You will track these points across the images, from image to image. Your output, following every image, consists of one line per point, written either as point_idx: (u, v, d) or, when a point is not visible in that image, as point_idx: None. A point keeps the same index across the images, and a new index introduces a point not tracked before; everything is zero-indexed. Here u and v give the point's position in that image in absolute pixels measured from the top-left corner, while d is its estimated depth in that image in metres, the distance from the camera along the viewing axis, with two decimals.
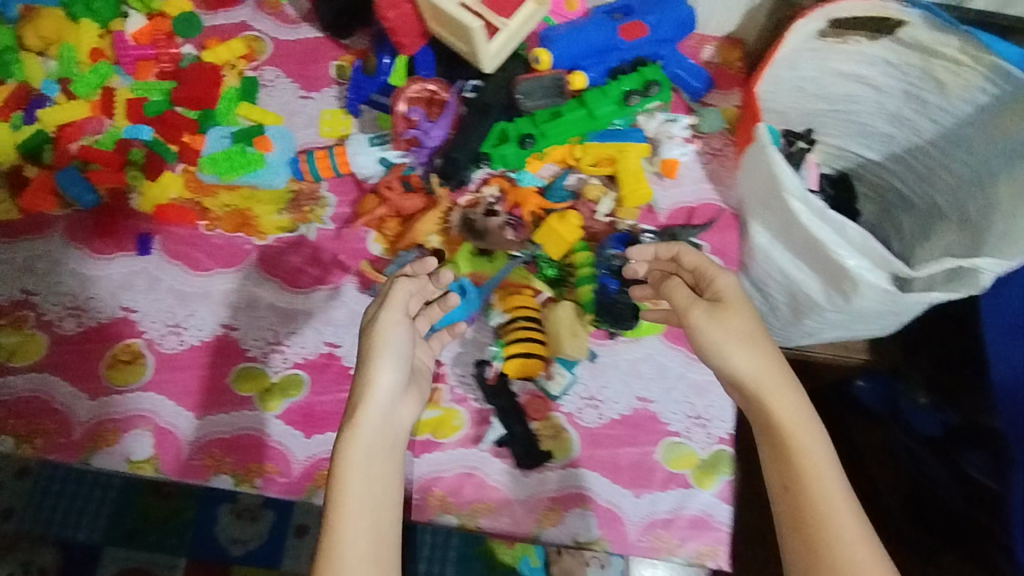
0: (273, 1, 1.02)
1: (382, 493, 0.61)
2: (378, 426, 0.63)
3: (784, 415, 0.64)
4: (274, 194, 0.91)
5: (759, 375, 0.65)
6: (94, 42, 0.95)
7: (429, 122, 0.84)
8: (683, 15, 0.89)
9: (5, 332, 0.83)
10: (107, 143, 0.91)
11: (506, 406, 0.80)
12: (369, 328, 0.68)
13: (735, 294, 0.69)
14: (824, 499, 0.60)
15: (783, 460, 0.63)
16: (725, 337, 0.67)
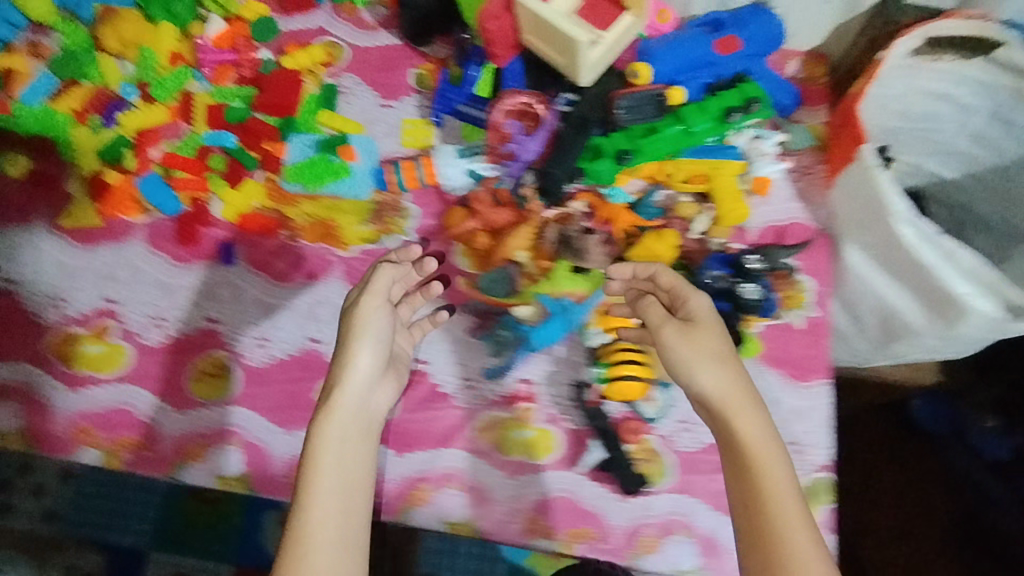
0: (349, 5, 1.00)
1: (352, 476, 0.64)
2: (353, 410, 0.67)
3: (747, 432, 0.64)
4: (356, 204, 0.89)
5: (725, 393, 0.65)
6: (172, 45, 0.92)
7: (524, 135, 0.82)
8: (772, 29, 0.86)
9: (89, 341, 0.82)
10: (187, 149, 0.89)
11: (602, 429, 0.78)
12: (350, 312, 0.72)
13: (708, 312, 0.69)
14: (779, 511, 0.60)
15: (741, 476, 0.63)
16: (694, 355, 0.66)
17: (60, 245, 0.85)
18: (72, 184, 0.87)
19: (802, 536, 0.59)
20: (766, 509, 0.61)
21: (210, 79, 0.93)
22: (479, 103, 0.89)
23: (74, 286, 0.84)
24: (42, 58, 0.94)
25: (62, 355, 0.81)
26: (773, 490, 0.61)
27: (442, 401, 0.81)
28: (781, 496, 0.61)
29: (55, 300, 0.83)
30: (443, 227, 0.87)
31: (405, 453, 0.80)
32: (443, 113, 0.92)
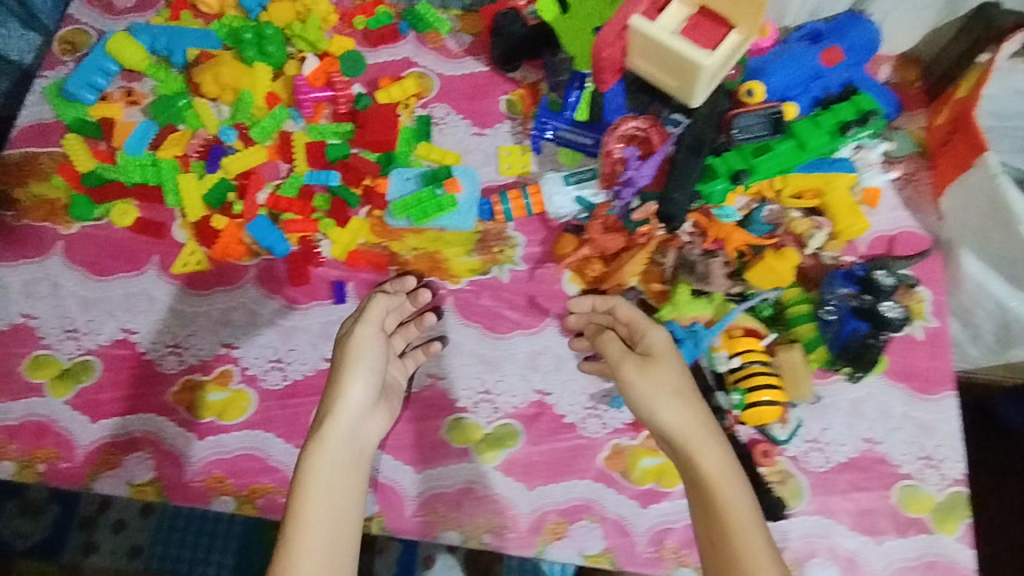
0: (434, 34, 1.00)
1: (338, 506, 0.65)
2: (344, 439, 0.69)
3: (707, 464, 0.65)
4: (460, 235, 0.88)
5: (684, 427, 0.67)
6: (267, 87, 0.93)
7: (638, 160, 0.82)
8: (870, 33, 0.84)
9: (212, 389, 0.81)
10: (289, 189, 0.89)
11: (740, 455, 0.77)
12: (343, 343, 0.75)
13: (664, 346, 0.72)
14: (742, 539, 0.61)
15: (705, 508, 0.64)
16: (653, 391, 0.68)
17: (175, 291, 0.85)
18: (181, 231, 0.88)
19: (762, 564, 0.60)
20: (730, 540, 0.62)
21: (306, 118, 0.93)
22: (580, 129, 0.88)
23: (192, 332, 0.84)
24: (137, 105, 0.95)
25: (187, 403, 0.81)
26: (735, 519, 0.62)
27: (568, 431, 0.81)
28: (744, 523, 0.62)
29: (175, 349, 0.83)
30: (552, 254, 0.86)
31: (537, 487, 0.79)
32: (543, 140, 0.91)
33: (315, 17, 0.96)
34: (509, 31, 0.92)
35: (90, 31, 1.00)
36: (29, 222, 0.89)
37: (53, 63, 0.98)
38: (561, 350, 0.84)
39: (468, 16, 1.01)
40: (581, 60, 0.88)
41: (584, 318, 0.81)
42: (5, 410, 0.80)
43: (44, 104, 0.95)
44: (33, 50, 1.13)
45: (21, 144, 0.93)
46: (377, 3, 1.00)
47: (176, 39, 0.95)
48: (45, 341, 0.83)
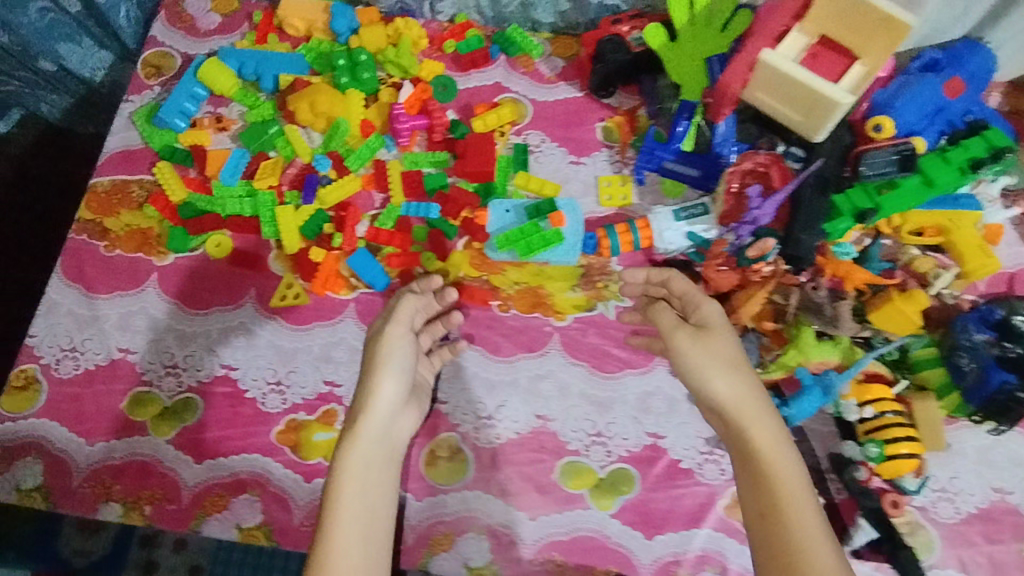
0: (526, 59, 0.98)
1: (372, 500, 0.66)
2: (378, 437, 0.70)
3: (761, 439, 0.64)
4: (563, 270, 0.86)
5: (738, 400, 0.66)
6: (361, 114, 0.91)
7: (761, 197, 0.79)
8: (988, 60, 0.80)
9: (316, 429, 0.79)
10: (386, 220, 0.87)
11: (872, 509, 0.71)
12: (376, 340, 0.75)
13: (719, 320, 0.71)
14: (796, 514, 0.60)
15: (756, 482, 0.63)
16: (708, 360, 0.68)
17: (274, 326, 0.84)
18: (277, 263, 0.86)
19: (819, 544, 0.58)
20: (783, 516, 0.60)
21: (399, 146, 0.91)
22: (688, 160, 0.86)
23: (293, 369, 0.82)
24: (227, 131, 0.93)
25: (292, 444, 0.79)
26: (787, 495, 0.61)
27: (686, 477, 0.78)
28: (798, 501, 0.60)
29: (277, 387, 0.81)
30: None
31: (656, 536, 0.76)
32: (645, 171, 0.88)
33: (405, 41, 0.94)
34: (610, 58, 0.90)
35: (174, 54, 0.98)
36: (123, 252, 0.87)
37: (139, 88, 0.96)
38: (672, 391, 0.81)
39: (560, 40, 0.98)
40: (688, 89, 0.86)
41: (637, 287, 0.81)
42: (108, 448, 0.78)
43: (132, 130, 0.94)
44: (103, 68, 1.14)
45: (110, 171, 0.91)
46: (469, 26, 0.98)
47: (265, 63, 0.93)
48: (144, 377, 0.81)
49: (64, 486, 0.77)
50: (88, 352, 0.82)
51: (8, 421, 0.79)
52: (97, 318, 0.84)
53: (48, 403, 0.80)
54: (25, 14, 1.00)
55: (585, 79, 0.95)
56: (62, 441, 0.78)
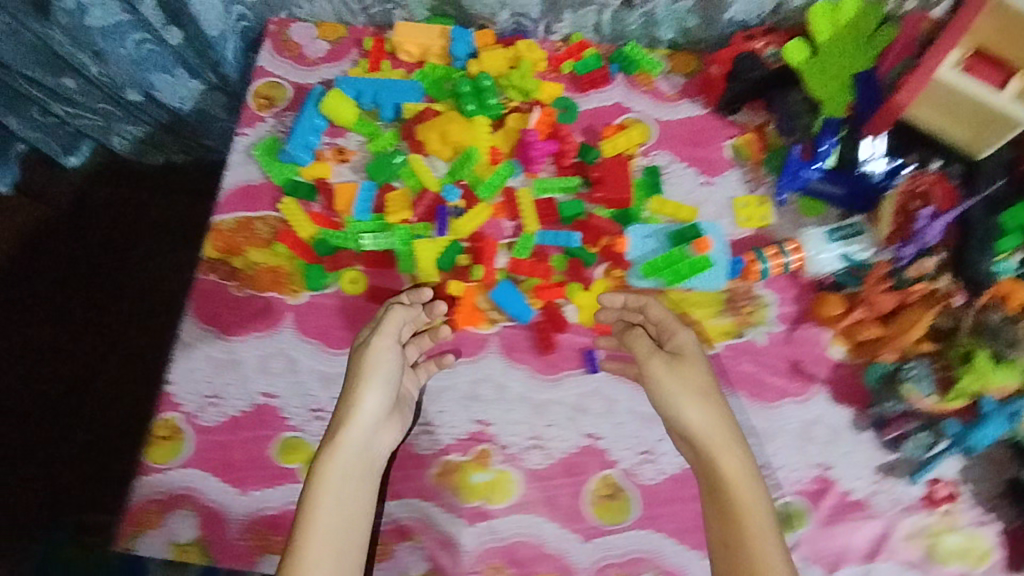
0: (645, 76, 0.95)
1: (348, 523, 0.68)
2: (354, 453, 0.70)
3: (731, 468, 0.68)
4: (708, 296, 0.83)
5: (709, 430, 0.70)
6: (489, 141, 0.88)
7: (931, 215, 0.78)
8: None
9: (472, 470, 0.77)
10: (522, 250, 0.85)
11: None
12: (359, 352, 0.74)
13: (693, 348, 0.74)
14: (760, 544, 0.65)
15: (721, 509, 0.68)
16: (680, 390, 0.71)
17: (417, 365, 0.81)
18: None
19: (774, 566, 0.64)
20: (744, 541, 0.65)
21: (526, 172, 0.89)
22: (833, 179, 0.84)
23: (441, 409, 0.80)
24: (348, 162, 0.90)
25: (450, 486, 0.77)
26: (752, 524, 0.66)
27: (859, 509, 0.76)
28: (760, 526, 0.66)
29: (427, 428, 0.79)
30: (810, 313, 0.82)
31: (835, 571, 0.75)
32: (787, 190, 0.86)
33: (526, 63, 0.91)
34: (744, 75, 0.88)
35: (284, 84, 0.96)
36: (254, 292, 0.85)
37: (251, 120, 0.93)
38: (834, 419, 0.79)
39: (679, 55, 0.95)
40: (829, 105, 0.84)
41: (614, 314, 0.80)
42: (262, 497, 0.77)
43: (250, 164, 0.91)
44: (193, 97, 1.13)
45: (230, 209, 0.89)
46: (585, 45, 0.94)
47: (384, 91, 0.91)
48: (291, 421, 0.80)
49: (222, 538, 0.76)
50: (230, 398, 0.80)
51: (157, 474, 0.77)
52: (236, 362, 0.82)
53: (196, 453, 0.78)
54: (120, 44, 1.01)
55: (710, 95, 0.92)
56: (214, 492, 0.77)
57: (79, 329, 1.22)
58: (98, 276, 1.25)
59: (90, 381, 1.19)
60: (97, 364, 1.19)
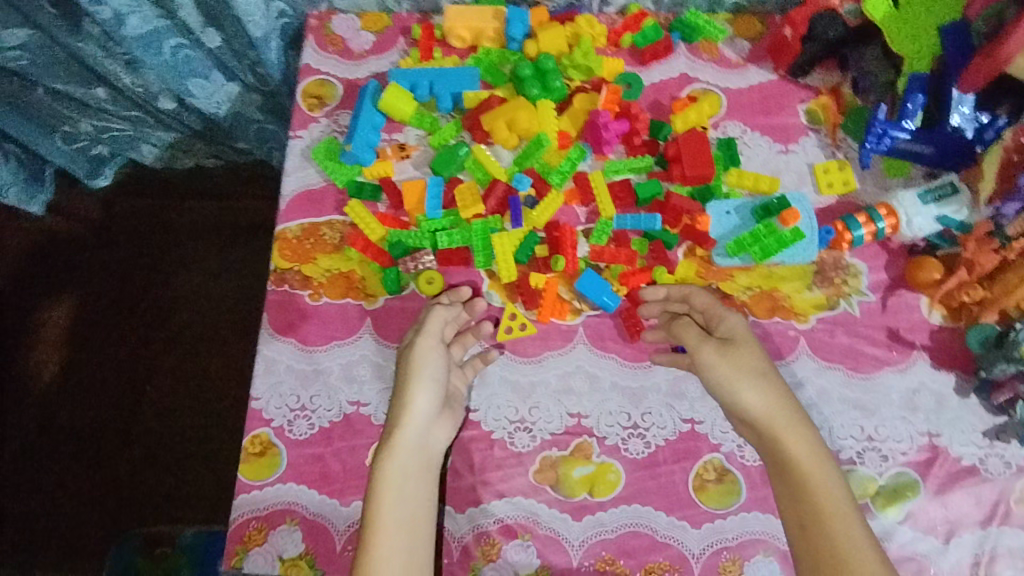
0: (709, 44, 0.92)
1: (413, 518, 0.67)
2: (413, 451, 0.70)
3: (798, 448, 0.67)
4: (796, 269, 0.82)
5: (770, 411, 0.69)
6: (556, 125, 0.85)
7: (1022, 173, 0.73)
8: None
9: (575, 464, 0.76)
10: (601, 236, 0.82)
11: None
12: (406, 353, 0.74)
13: (743, 330, 0.73)
14: (840, 524, 0.64)
15: (794, 492, 0.67)
16: (735, 373, 0.70)
17: (505, 361, 0.79)
18: (494, 293, 0.82)
19: (864, 548, 0.63)
20: (825, 523, 0.64)
21: (596, 154, 0.86)
22: (920, 137, 0.81)
23: (535, 405, 0.78)
24: (411, 158, 0.87)
25: (552, 482, 0.75)
26: (829, 507, 0.65)
27: (971, 475, 0.75)
28: (841, 508, 0.65)
29: (522, 425, 0.77)
30: (903, 279, 0.80)
31: (951, 539, 0.73)
32: (872, 153, 0.83)
33: (586, 40, 0.87)
34: (820, 36, 0.85)
35: (333, 81, 0.92)
36: (330, 299, 0.83)
37: (304, 122, 0.90)
38: (936, 385, 0.77)
39: (741, 19, 0.92)
40: (913, 61, 0.82)
41: (657, 308, 0.80)
42: None
43: (309, 167, 0.88)
44: (228, 100, 1.09)
45: (295, 216, 0.86)
46: (644, 16, 0.91)
47: (441, 80, 0.87)
48: None
49: (329, 550, 0.75)
50: (319, 410, 0.79)
51: (255, 491, 0.76)
52: (320, 371, 0.80)
53: (291, 466, 0.77)
54: (156, 52, 0.96)
55: (777, 59, 0.89)
56: (316, 504, 0.76)
57: (199, 341, 1.43)
58: (204, 288, 1.46)
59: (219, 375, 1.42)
60: (225, 365, 1.43)
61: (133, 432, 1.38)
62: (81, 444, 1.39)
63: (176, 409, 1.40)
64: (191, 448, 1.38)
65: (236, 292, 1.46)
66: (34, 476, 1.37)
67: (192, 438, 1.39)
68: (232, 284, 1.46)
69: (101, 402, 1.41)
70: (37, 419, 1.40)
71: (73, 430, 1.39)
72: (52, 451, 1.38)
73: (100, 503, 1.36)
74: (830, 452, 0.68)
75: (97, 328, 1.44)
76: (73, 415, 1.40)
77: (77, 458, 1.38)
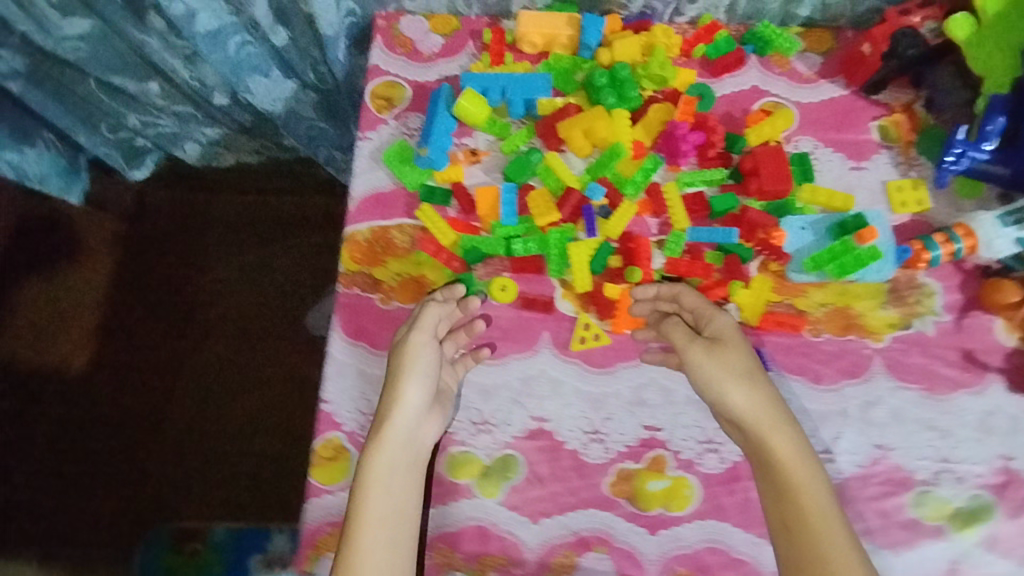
0: (781, 57, 0.91)
1: (398, 510, 0.67)
2: (401, 447, 0.69)
3: (783, 450, 0.67)
4: (870, 287, 0.81)
5: (755, 411, 0.68)
6: (630, 135, 0.85)
7: None
8: None
9: (650, 478, 0.75)
10: (675, 249, 0.82)
11: None
12: (398, 348, 0.73)
13: (731, 331, 0.73)
14: (824, 525, 0.64)
15: (779, 493, 0.67)
16: (722, 374, 0.70)
17: (578, 371, 0.79)
18: (566, 303, 0.81)
19: (844, 548, 0.63)
20: (807, 523, 0.65)
21: (669, 165, 0.86)
22: (1000, 159, 0.80)
23: (608, 416, 0.77)
24: (481, 163, 0.87)
25: (628, 495, 0.75)
26: (811, 506, 0.65)
27: None
28: (823, 507, 0.65)
29: (596, 437, 0.77)
30: (978, 300, 0.80)
31: None
32: (949, 173, 0.83)
33: (661, 50, 0.87)
34: (900, 54, 0.84)
35: (402, 83, 0.91)
36: (400, 304, 0.82)
37: (372, 124, 0.89)
38: (1011, 409, 0.77)
39: (812, 33, 0.92)
40: (990, 81, 0.81)
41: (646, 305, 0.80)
42: (438, 514, 0.75)
43: (378, 170, 0.87)
44: (284, 98, 1.08)
45: (365, 218, 0.85)
46: (716, 27, 0.90)
47: (514, 86, 0.86)
48: (456, 436, 0.77)
49: None
50: None
51: (327, 495, 0.76)
52: None
53: None
54: (222, 48, 0.95)
55: (851, 75, 0.89)
56: None
57: (239, 336, 1.43)
58: (244, 284, 1.45)
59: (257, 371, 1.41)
60: (265, 362, 1.41)
61: (169, 426, 1.38)
62: (116, 440, 1.38)
63: (214, 406, 1.40)
64: (228, 444, 1.37)
65: (277, 289, 1.45)
66: (67, 471, 1.36)
67: (230, 435, 1.38)
68: (274, 281, 1.46)
69: (136, 398, 1.40)
70: (71, 414, 1.39)
71: (108, 426, 1.38)
72: (85, 446, 1.37)
73: (133, 497, 1.35)
74: (813, 453, 0.68)
75: (132, 320, 1.43)
76: (108, 411, 1.39)
77: (110, 450, 1.37)
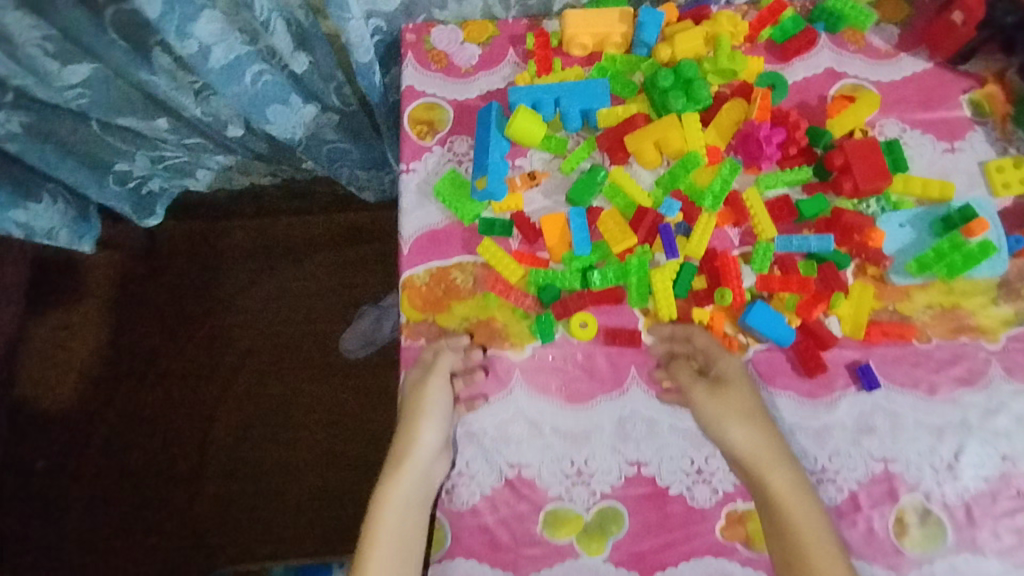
0: (854, 32, 0.82)
1: (406, 546, 0.68)
2: (415, 484, 0.69)
3: (782, 487, 0.66)
4: (980, 284, 0.75)
5: (755, 450, 0.67)
6: (703, 139, 0.77)
7: None
8: None
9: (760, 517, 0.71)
10: (764, 262, 0.75)
11: None
12: (416, 386, 0.72)
13: (737, 371, 0.71)
14: (826, 568, 0.63)
15: (780, 534, 0.66)
16: (723, 414, 0.69)
17: (673, 408, 0.73)
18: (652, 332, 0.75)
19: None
20: (805, 557, 0.64)
21: (746, 168, 0.78)
22: None
23: (711, 453, 0.72)
24: (540, 186, 0.79)
25: (742, 539, 0.70)
26: (808, 541, 0.64)
27: None
28: (820, 542, 0.64)
29: (701, 477, 0.72)
30: None
31: None
32: None
33: (727, 40, 0.78)
34: None
35: (442, 103, 0.83)
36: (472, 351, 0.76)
37: (416, 154, 0.81)
38: None
39: (885, 2, 0.83)
40: None
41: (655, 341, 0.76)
42: None
43: (428, 205, 0.80)
44: (304, 124, 0.98)
45: (421, 259, 0.78)
46: (781, 6, 0.81)
47: (569, 97, 0.78)
48: (551, 492, 0.72)
49: None
50: (478, 475, 0.73)
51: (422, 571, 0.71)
52: (472, 434, 0.74)
53: (458, 541, 0.71)
54: (238, 82, 0.85)
55: (935, 46, 0.81)
56: None
57: (281, 366, 1.36)
58: (279, 311, 1.38)
59: (305, 400, 1.34)
60: (315, 389, 1.34)
61: (213, 470, 1.32)
62: (162, 492, 1.32)
63: (261, 445, 1.33)
64: (283, 483, 1.31)
65: (313, 312, 1.38)
66: (117, 526, 1.31)
67: (281, 474, 1.32)
68: (314, 304, 1.38)
69: (177, 448, 1.34)
70: (114, 471, 1.33)
71: (153, 478, 1.33)
72: (132, 498, 1.32)
73: (187, 546, 1.30)
74: (813, 488, 0.67)
75: (163, 363, 1.37)
76: (152, 464, 1.34)
77: (158, 499, 1.32)
